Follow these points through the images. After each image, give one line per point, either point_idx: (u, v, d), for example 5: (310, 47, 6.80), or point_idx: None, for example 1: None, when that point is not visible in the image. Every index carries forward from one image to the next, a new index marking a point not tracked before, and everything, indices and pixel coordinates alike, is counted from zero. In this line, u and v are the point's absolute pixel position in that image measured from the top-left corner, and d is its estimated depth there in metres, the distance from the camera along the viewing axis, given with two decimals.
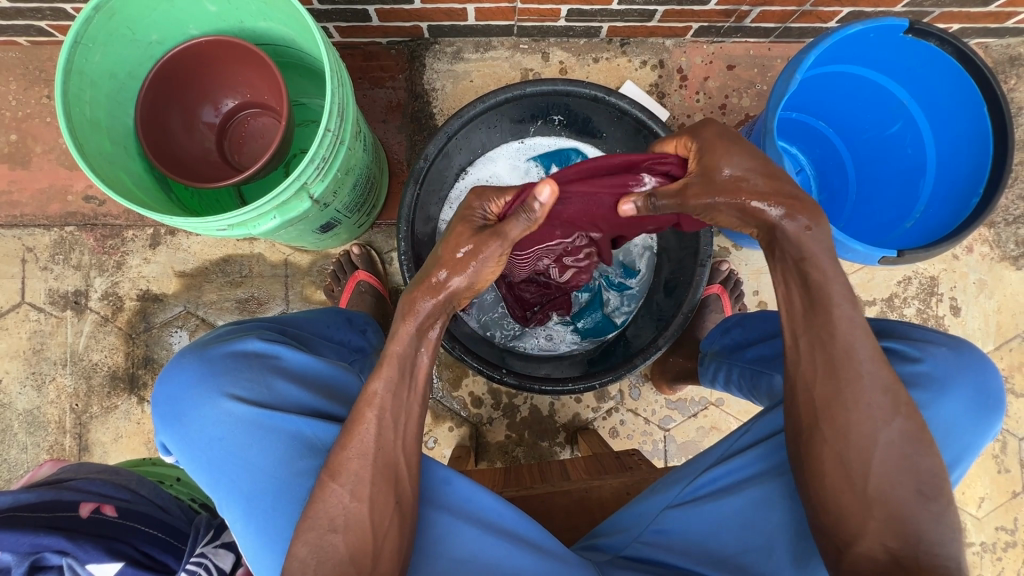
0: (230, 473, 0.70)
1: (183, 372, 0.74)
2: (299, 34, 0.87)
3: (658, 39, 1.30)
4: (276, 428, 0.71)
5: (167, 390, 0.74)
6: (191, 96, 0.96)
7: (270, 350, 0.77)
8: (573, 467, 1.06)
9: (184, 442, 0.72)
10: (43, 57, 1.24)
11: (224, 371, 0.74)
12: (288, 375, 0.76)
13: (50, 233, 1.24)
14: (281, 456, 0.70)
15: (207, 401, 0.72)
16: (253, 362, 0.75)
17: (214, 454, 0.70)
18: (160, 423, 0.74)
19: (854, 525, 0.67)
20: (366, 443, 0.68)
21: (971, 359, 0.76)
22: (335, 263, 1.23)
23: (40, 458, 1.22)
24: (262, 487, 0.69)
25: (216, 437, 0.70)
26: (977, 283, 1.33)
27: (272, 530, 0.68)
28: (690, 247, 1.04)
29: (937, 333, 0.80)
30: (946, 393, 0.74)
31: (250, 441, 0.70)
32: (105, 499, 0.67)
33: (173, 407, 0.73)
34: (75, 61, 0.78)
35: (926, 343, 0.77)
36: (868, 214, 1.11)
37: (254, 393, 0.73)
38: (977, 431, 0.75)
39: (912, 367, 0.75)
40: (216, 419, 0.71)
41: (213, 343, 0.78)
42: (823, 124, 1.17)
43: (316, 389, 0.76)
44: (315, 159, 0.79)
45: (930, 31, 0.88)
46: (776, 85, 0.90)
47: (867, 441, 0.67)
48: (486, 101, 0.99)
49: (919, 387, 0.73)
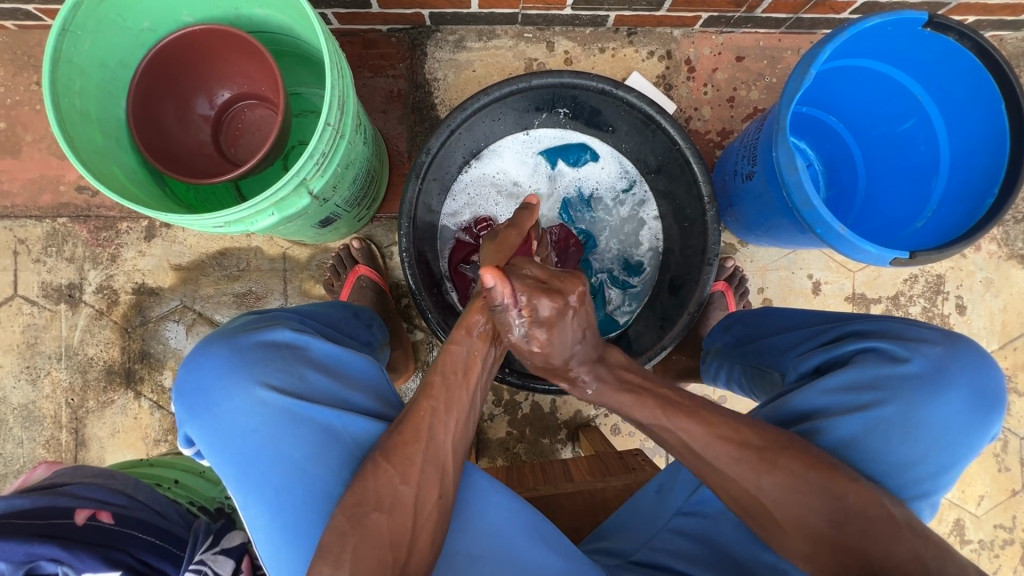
0: (261, 466, 0.67)
1: (211, 361, 0.71)
2: (296, 23, 0.84)
3: (666, 29, 1.26)
4: (310, 421, 0.69)
5: (193, 379, 0.71)
6: (187, 86, 0.92)
7: (304, 341, 0.74)
8: (576, 467, 1.03)
9: (211, 433, 0.68)
10: (31, 42, 1.20)
11: (256, 360, 0.70)
12: (322, 368, 0.73)
13: (42, 225, 1.22)
14: (312, 451, 0.68)
15: (240, 390, 0.68)
16: (285, 352, 0.73)
17: (246, 446, 0.68)
18: (183, 412, 0.70)
19: (812, 554, 0.66)
20: (421, 426, 0.70)
21: (972, 358, 0.70)
22: (335, 257, 1.21)
23: (36, 452, 1.21)
24: (292, 481, 0.67)
25: (249, 428, 0.68)
26: (983, 281, 1.32)
27: (300, 526, 0.66)
28: (697, 246, 1.02)
29: (935, 330, 0.75)
30: (938, 393, 0.68)
31: (283, 434, 0.68)
32: (102, 504, 0.65)
33: (202, 397, 0.69)
34: (63, 48, 0.75)
35: (918, 342, 0.72)
36: (880, 212, 1.09)
37: (289, 383, 0.70)
38: (975, 434, 0.68)
39: (896, 366, 0.70)
40: (249, 409, 0.68)
41: (241, 331, 0.75)
42: (833, 119, 1.14)
43: (346, 383, 0.74)
44: (315, 154, 0.77)
45: (950, 25, 0.85)
46: (790, 80, 0.87)
47: (766, 491, 0.66)
48: (490, 93, 0.96)
49: (913, 389, 0.69)
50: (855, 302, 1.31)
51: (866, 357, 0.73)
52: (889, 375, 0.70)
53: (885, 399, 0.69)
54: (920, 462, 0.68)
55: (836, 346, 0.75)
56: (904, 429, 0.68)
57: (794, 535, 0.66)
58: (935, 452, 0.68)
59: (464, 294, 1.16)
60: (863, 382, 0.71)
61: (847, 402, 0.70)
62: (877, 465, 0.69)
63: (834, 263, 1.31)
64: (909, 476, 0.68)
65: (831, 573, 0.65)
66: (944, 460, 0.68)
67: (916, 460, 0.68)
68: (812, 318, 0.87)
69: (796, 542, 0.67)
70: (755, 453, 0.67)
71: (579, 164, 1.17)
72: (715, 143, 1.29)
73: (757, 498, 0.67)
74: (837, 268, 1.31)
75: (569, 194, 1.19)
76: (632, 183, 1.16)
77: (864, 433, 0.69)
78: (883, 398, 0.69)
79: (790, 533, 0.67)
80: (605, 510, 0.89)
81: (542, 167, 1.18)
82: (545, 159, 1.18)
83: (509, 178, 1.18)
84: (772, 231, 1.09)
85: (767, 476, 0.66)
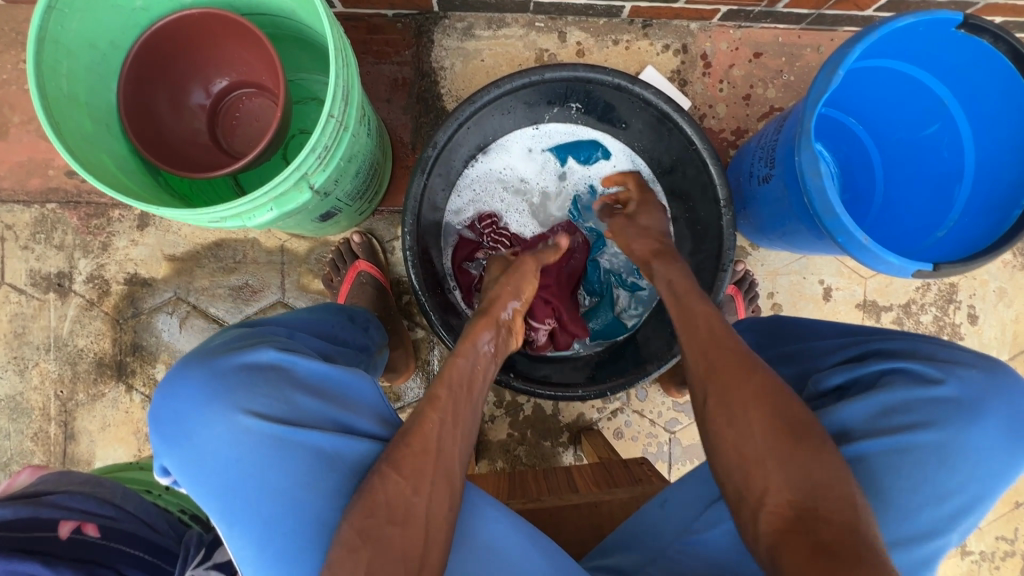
0: (246, 498, 0.62)
1: (188, 386, 0.65)
2: (299, 6, 0.80)
3: (683, 21, 1.21)
4: (300, 446, 0.64)
5: (168, 406, 0.64)
6: (181, 73, 0.88)
7: (290, 361, 0.69)
8: (580, 476, 1.01)
9: (189, 465, 0.62)
10: (19, 18, 1.14)
11: (237, 385, 0.65)
12: (311, 390, 0.68)
13: (31, 211, 1.17)
14: (304, 479, 0.63)
15: (221, 418, 0.63)
16: (270, 375, 0.67)
17: (229, 477, 0.62)
18: (158, 443, 0.64)
19: (744, 461, 0.61)
20: (429, 440, 0.68)
21: (1008, 383, 0.65)
22: (335, 251, 1.17)
23: (25, 445, 1.17)
24: (281, 512, 0.62)
25: (231, 459, 0.62)
26: (997, 291, 1.29)
27: (294, 557, 0.62)
28: (712, 249, 0.99)
29: (968, 350, 0.69)
30: (971, 420, 0.62)
31: (271, 462, 0.62)
32: (86, 515, 0.61)
33: (178, 426, 0.63)
34: (48, 28, 0.70)
35: (952, 364, 0.67)
36: (897, 219, 1.06)
37: (275, 408, 0.65)
38: (1011, 470, 0.62)
39: (927, 389, 0.65)
40: (232, 439, 0.62)
41: (221, 351, 0.69)
42: (853, 121, 1.10)
43: (338, 403, 0.69)
44: (316, 147, 0.72)
45: (987, 27, 0.81)
46: (816, 81, 0.83)
47: (732, 391, 0.65)
48: (501, 86, 0.92)
49: (944, 415, 0.63)
50: (865, 309, 1.28)
51: (890, 380, 0.67)
52: (916, 399, 0.65)
53: (918, 424, 0.63)
54: (956, 498, 0.61)
55: (860, 364, 0.71)
56: (939, 460, 0.61)
57: (727, 435, 0.64)
58: (971, 486, 0.62)
59: (467, 293, 1.13)
60: (890, 408, 0.65)
61: (878, 426, 0.64)
62: (907, 501, 0.61)
63: (846, 269, 1.28)
64: (941, 515, 0.61)
65: (760, 485, 0.59)
66: (978, 495, 0.62)
67: (949, 496, 0.61)
68: (834, 328, 0.84)
69: (737, 442, 0.63)
70: (745, 359, 0.67)
71: (591, 161, 1.13)
72: (730, 142, 1.25)
73: (724, 387, 0.66)
74: (848, 274, 1.28)
75: (579, 192, 1.15)
76: (645, 183, 1.12)
77: (898, 462, 0.62)
78: (918, 422, 0.63)
79: (725, 431, 0.64)
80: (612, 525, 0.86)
81: (552, 164, 1.14)
82: (555, 156, 1.13)
83: (516, 175, 1.14)
84: (788, 236, 1.05)
85: (746, 377, 0.65)
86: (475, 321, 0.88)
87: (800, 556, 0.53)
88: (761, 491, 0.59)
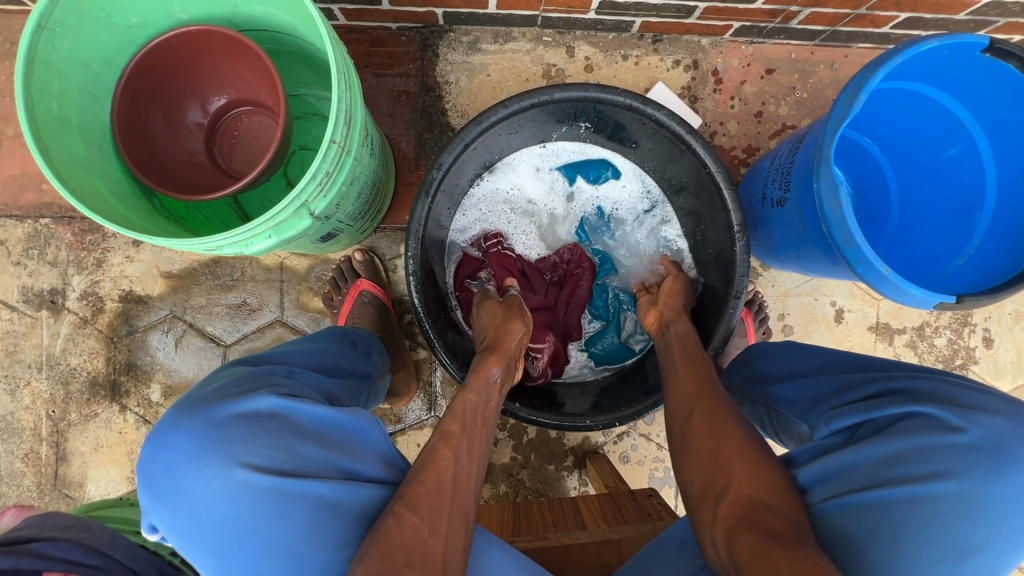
0: (245, 555, 0.58)
1: (179, 437, 0.59)
2: (301, 24, 0.77)
3: (694, 37, 1.19)
4: (301, 498, 0.60)
5: (158, 458, 0.59)
6: (177, 91, 0.85)
7: (291, 408, 0.63)
8: (587, 509, 0.97)
9: (182, 522, 0.58)
10: (13, 28, 1.11)
11: (234, 436, 0.59)
12: (313, 437, 0.63)
13: (23, 226, 1.14)
14: (306, 532, 0.60)
15: (216, 473, 0.58)
16: (271, 424, 0.61)
17: (226, 533, 0.58)
18: (146, 499, 0.59)
19: (716, 462, 0.70)
20: (444, 478, 0.68)
21: None
22: (335, 269, 1.14)
23: (14, 466, 1.14)
24: (281, 568, 0.59)
25: (227, 516, 0.58)
26: (1012, 314, 1.26)
27: None
28: (725, 277, 0.96)
29: (993, 393, 0.63)
30: (995, 473, 0.56)
31: (271, 518, 0.58)
32: (72, 565, 0.56)
33: (170, 481, 0.58)
34: (39, 47, 0.67)
35: (974, 409, 0.61)
36: (913, 243, 1.02)
37: (276, 460, 0.60)
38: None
39: (945, 437, 0.59)
40: (230, 495, 0.58)
41: (215, 397, 0.63)
42: (869, 141, 1.07)
43: (341, 448, 0.65)
44: (317, 175, 0.70)
45: (1011, 52, 0.78)
46: (837, 104, 0.80)
47: (716, 409, 0.76)
48: (508, 106, 0.90)
49: (964, 466, 0.57)
50: (878, 332, 1.25)
51: (905, 426, 0.63)
52: (933, 448, 0.59)
53: (936, 473, 0.58)
54: (980, 556, 0.56)
55: (875, 406, 0.67)
56: (959, 513, 0.57)
57: (707, 442, 0.72)
58: (998, 542, 0.56)
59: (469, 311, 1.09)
60: (903, 456, 0.61)
61: (892, 474, 0.60)
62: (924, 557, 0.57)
63: (858, 290, 1.25)
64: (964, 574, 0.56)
65: (724, 482, 0.67)
66: (1003, 553, 0.56)
67: (970, 553, 0.56)
68: (843, 361, 0.80)
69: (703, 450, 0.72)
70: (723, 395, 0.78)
71: (599, 181, 1.10)
72: (741, 160, 1.22)
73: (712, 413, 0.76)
74: (861, 295, 1.25)
75: (587, 212, 1.13)
76: (654, 202, 1.10)
77: (914, 516, 0.57)
78: (935, 472, 0.58)
79: (705, 438, 0.73)
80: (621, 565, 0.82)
81: (560, 183, 1.11)
82: (563, 175, 1.11)
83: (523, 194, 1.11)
84: (801, 260, 1.02)
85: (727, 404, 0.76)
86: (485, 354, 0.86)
87: (752, 540, 0.59)
88: (726, 486, 0.67)
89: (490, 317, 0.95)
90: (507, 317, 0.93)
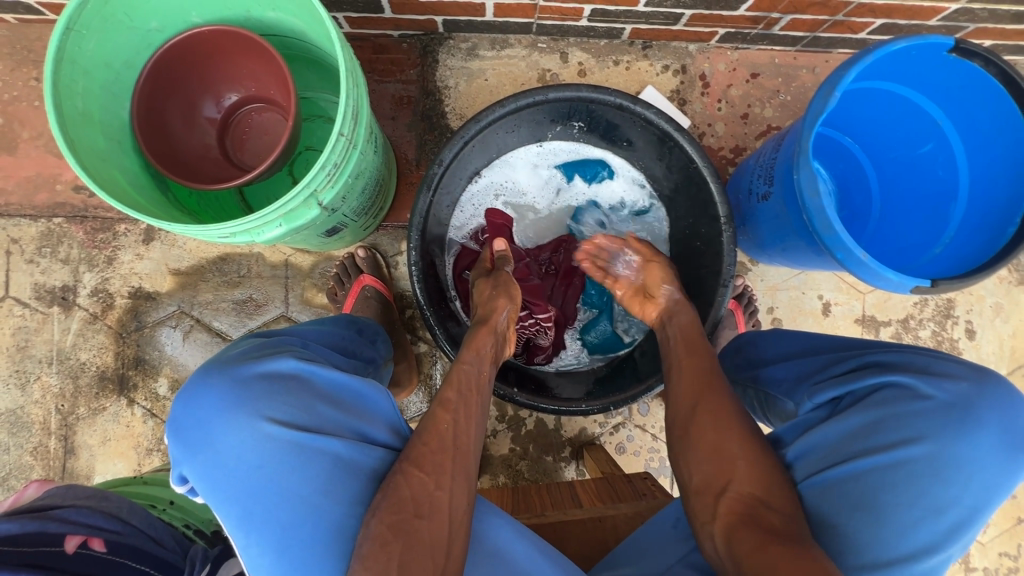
0: (265, 505, 0.61)
1: (207, 394, 0.64)
2: (311, 28, 0.82)
3: (682, 43, 1.25)
4: (318, 452, 0.63)
5: (190, 413, 0.63)
6: (193, 89, 0.90)
7: (309, 370, 0.68)
8: (584, 491, 1.00)
9: (210, 472, 0.61)
10: (30, 36, 1.17)
11: (258, 393, 0.64)
12: (328, 398, 0.68)
13: (37, 225, 1.18)
14: (324, 485, 0.63)
15: (243, 426, 0.62)
16: (291, 384, 0.66)
17: (249, 484, 0.61)
18: (177, 450, 0.63)
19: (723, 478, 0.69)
20: (444, 437, 0.72)
21: (997, 392, 0.62)
22: (339, 265, 1.18)
23: (24, 460, 1.17)
24: (300, 519, 0.61)
25: (251, 465, 0.61)
26: (993, 306, 1.31)
27: (311, 562, 0.61)
28: (710, 267, 1.00)
29: (956, 361, 0.67)
30: (960, 435, 0.61)
31: (291, 469, 0.62)
32: (93, 530, 0.59)
33: (201, 432, 0.62)
34: (66, 48, 0.72)
35: (941, 376, 0.65)
36: (895, 236, 1.07)
37: (296, 417, 0.64)
38: (1007, 480, 0.60)
39: (915, 403, 0.64)
40: (254, 446, 0.61)
41: (240, 360, 0.68)
42: (849, 140, 1.12)
43: (354, 412, 0.69)
44: (326, 165, 0.74)
45: (976, 51, 0.83)
46: (814, 102, 0.85)
47: (716, 406, 0.77)
48: (505, 105, 0.94)
49: (935, 428, 0.62)
50: (864, 324, 1.29)
51: (880, 396, 0.66)
52: (907, 415, 0.64)
53: (910, 440, 0.62)
54: (954, 514, 0.60)
55: (853, 378, 0.70)
56: (934, 475, 0.60)
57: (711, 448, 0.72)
58: (968, 499, 0.60)
59: (467, 302, 1.14)
60: (880, 425, 0.64)
61: (871, 444, 0.64)
62: (902, 519, 0.60)
63: (845, 284, 1.30)
64: (939, 532, 0.60)
65: (724, 478, 0.69)
66: (973, 511, 0.60)
67: (944, 513, 0.60)
68: (824, 342, 0.82)
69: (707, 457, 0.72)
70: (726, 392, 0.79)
71: (596, 181, 1.16)
72: (729, 159, 1.27)
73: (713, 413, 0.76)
74: (847, 289, 1.30)
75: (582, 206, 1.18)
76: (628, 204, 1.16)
77: (891, 480, 0.61)
78: (909, 436, 0.62)
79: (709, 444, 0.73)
80: (615, 539, 0.86)
81: (557, 180, 1.17)
82: (561, 172, 1.16)
83: (518, 188, 1.16)
84: (787, 252, 1.07)
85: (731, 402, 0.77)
86: (473, 330, 0.90)
87: (752, 537, 0.62)
88: (726, 484, 0.68)
89: (480, 295, 0.98)
90: (497, 293, 0.96)
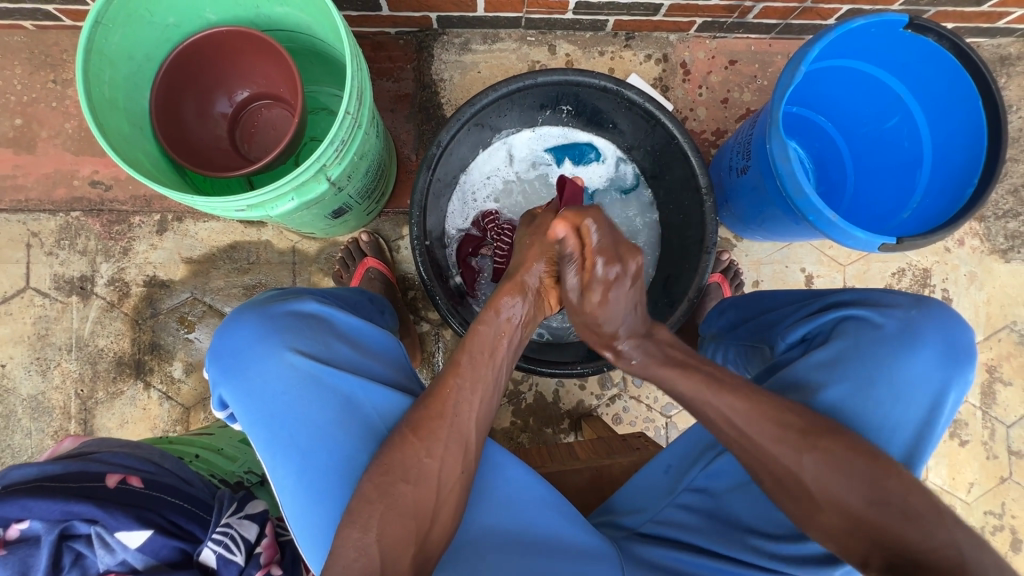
0: (289, 430, 0.69)
1: (241, 329, 0.73)
2: (316, 22, 0.89)
3: (663, 33, 1.32)
4: (333, 387, 0.70)
5: (226, 344, 0.72)
6: (209, 83, 0.97)
7: (329, 313, 0.77)
8: (580, 447, 1.07)
9: (242, 396, 0.70)
10: (48, 41, 1.24)
11: (284, 328, 0.72)
12: (344, 341, 0.75)
13: (56, 219, 1.24)
14: (336, 418, 0.69)
15: (271, 356, 0.70)
16: (312, 323, 0.75)
17: (273, 409, 0.69)
18: (217, 374, 0.72)
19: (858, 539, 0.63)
20: (446, 404, 0.71)
21: (940, 316, 0.72)
22: (344, 250, 1.24)
23: (45, 443, 1.22)
24: (318, 446, 0.68)
25: (277, 391, 0.69)
26: (968, 275, 1.37)
27: (325, 487, 0.68)
28: (695, 237, 1.06)
29: (905, 295, 0.78)
30: (910, 352, 0.71)
31: (309, 398, 0.69)
32: (130, 470, 0.65)
33: (234, 361, 0.71)
34: (95, 40, 0.78)
35: (890, 307, 0.75)
36: (868, 204, 1.14)
37: (317, 350, 0.72)
38: (954, 392, 0.70)
39: (875, 330, 0.73)
40: (279, 374, 0.70)
41: (269, 304, 0.77)
42: (819, 118, 1.19)
43: (366, 356, 0.76)
44: (334, 142, 0.80)
45: (929, 27, 0.91)
46: (781, 78, 0.92)
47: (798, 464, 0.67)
48: (498, 89, 1.00)
49: (892, 349, 0.71)
50: None
51: (845, 326, 0.75)
52: (871, 343, 0.73)
53: (872, 364, 0.71)
54: (914, 428, 0.69)
55: (821, 314, 0.78)
56: (893, 393, 0.70)
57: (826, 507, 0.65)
58: (929, 407, 0.70)
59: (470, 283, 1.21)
60: (848, 353, 0.73)
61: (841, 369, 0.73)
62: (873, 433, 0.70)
63: (825, 257, 1.36)
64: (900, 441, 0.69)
65: (860, 554, 0.63)
66: (927, 421, 0.69)
67: (905, 423, 0.69)
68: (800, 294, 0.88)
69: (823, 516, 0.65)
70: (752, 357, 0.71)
71: (583, 163, 1.23)
72: (711, 142, 1.34)
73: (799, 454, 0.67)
74: (828, 262, 1.36)
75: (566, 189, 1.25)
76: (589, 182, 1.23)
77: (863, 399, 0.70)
78: (873, 361, 0.71)
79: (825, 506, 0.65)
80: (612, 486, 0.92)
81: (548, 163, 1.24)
82: (552, 156, 1.23)
83: (510, 172, 1.23)
84: (767, 223, 1.13)
85: None
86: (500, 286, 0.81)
87: None
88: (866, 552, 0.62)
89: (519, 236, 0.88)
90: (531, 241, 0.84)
